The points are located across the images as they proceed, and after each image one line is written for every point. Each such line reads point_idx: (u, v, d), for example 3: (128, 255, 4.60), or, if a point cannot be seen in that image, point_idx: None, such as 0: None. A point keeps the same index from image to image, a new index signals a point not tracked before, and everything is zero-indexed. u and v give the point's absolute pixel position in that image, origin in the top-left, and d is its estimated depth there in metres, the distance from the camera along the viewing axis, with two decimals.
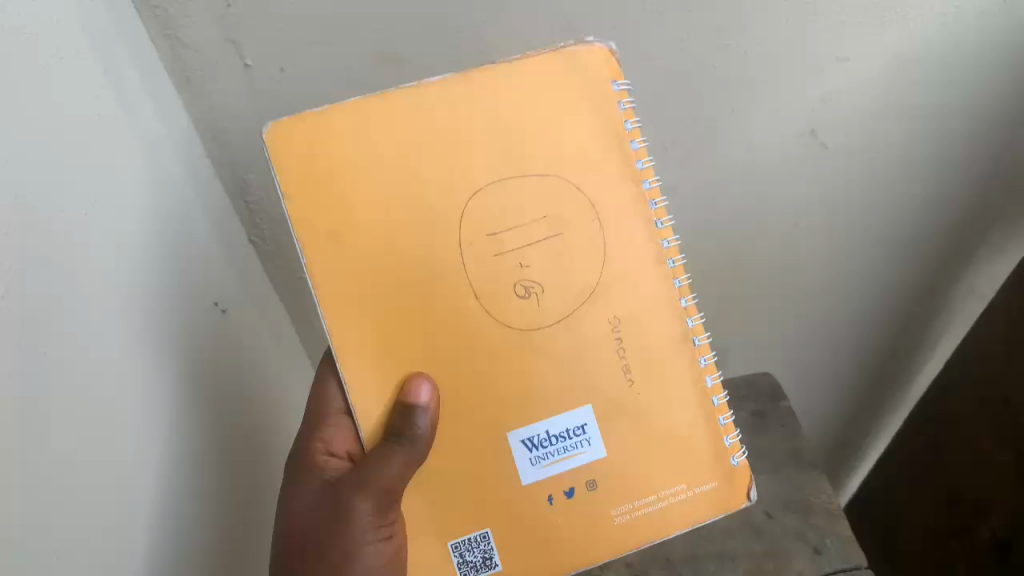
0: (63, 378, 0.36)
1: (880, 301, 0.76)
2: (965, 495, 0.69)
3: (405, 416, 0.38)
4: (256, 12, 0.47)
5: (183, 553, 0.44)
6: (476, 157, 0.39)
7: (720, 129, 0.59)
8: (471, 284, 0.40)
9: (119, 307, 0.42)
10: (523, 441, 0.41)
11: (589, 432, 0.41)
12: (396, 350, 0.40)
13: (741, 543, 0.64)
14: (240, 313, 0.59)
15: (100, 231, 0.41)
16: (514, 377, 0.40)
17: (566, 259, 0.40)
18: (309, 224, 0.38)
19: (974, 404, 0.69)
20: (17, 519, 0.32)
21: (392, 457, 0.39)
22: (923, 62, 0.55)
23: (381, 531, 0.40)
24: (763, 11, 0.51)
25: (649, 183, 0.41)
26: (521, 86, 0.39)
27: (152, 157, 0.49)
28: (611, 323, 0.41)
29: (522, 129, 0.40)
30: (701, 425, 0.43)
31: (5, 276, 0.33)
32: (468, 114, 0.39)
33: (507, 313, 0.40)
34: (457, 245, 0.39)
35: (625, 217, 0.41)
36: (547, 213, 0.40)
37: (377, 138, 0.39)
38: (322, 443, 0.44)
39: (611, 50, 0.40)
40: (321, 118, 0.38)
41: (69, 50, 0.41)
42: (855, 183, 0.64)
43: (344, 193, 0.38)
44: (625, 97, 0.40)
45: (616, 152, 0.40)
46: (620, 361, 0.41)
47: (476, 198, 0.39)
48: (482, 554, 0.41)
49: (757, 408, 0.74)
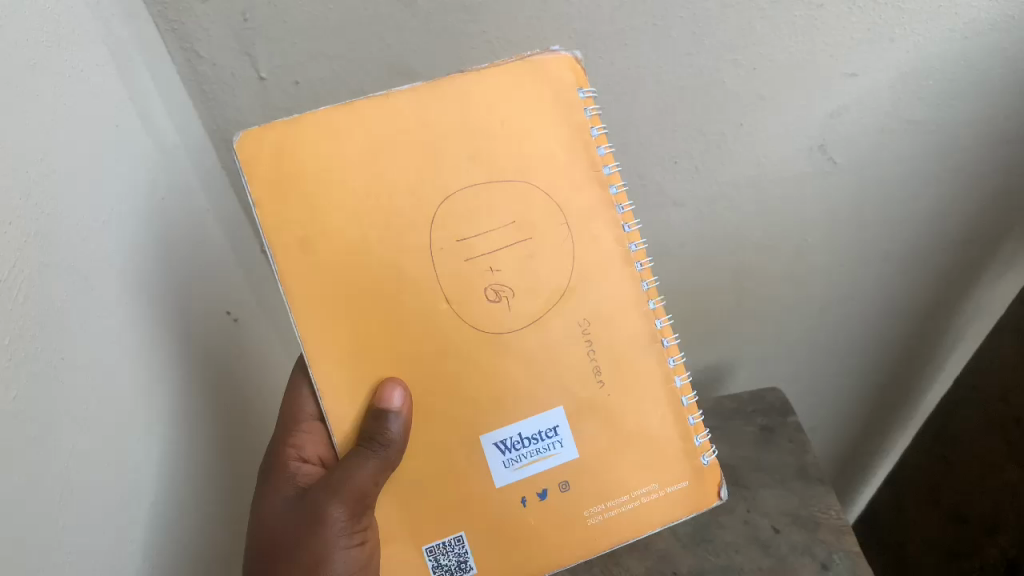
0: (78, 383, 0.37)
1: (890, 314, 0.76)
2: (974, 512, 0.69)
3: (378, 421, 0.38)
4: (271, 25, 0.47)
5: (184, 552, 0.45)
6: (447, 164, 0.40)
7: (730, 145, 0.59)
8: (443, 289, 0.40)
9: (132, 312, 0.43)
10: (496, 444, 0.41)
11: (561, 434, 0.42)
12: (369, 355, 0.40)
13: (748, 558, 0.64)
14: (249, 320, 0.60)
15: (116, 238, 0.42)
16: (491, 379, 0.41)
17: (536, 262, 0.41)
18: (280, 231, 0.39)
19: (986, 421, 0.68)
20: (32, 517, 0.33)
21: (365, 463, 0.39)
22: (934, 79, 0.55)
23: (354, 537, 0.41)
24: (773, 28, 0.51)
25: (616, 188, 0.42)
26: (490, 94, 0.40)
27: (166, 168, 0.50)
28: (580, 325, 0.42)
29: (491, 135, 0.40)
30: (670, 423, 0.43)
31: (25, 282, 0.34)
32: (438, 120, 0.40)
33: (477, 316, 0.41)
34: (429, 250, 0.40)
35: (593, 221, 0.42)
36: (517, 217, 0.41)
37: (347, 145, 0.39)
38: (293, 449, 0.45)
39: (575, 57, 0.41)
40: (292, 126, 0.39)
41: (89, 64, 0.43)
42: (863, 199, 0.64)
43: (316, 200, 0.39)
44: (591, 104, 0.41)
45: (583, 157, 0.41)
46: (591, 364, 0.42)
47: (446, 203, 0.40)
48: (457, 558, 0.42)
49: (765, 423, 0.74)
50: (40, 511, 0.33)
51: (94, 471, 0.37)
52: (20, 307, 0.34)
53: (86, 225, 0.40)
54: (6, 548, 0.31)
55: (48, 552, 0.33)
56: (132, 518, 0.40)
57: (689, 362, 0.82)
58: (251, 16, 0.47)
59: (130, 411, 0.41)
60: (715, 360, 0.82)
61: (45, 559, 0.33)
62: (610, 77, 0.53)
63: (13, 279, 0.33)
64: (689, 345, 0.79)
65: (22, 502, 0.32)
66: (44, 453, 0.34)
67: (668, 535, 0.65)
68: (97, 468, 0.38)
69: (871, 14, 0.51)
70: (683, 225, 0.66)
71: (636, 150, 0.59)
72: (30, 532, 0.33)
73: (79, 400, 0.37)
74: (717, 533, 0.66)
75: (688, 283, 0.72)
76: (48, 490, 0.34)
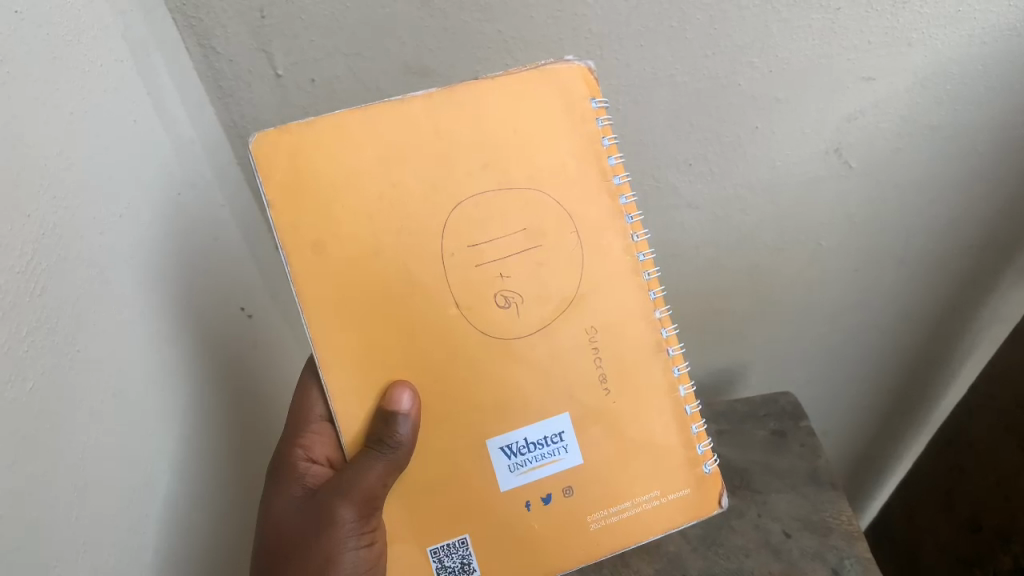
0: (94, 372, 0.38)
1: (905, 317, 0.75)
2: (988, 520, 0.68)
3: (387, 424, 0.39)
4: (287, 23, 0.48)
5: (196, 547, 0.45)
6: (459, 170, 0.40)
7: (746, 147, 0.59)
8: (453, 294, 0.41)
9: (148, 307, 0.43)
10: (501, 448, 0.42)
11: (566, 440, 0.42)
12: (378, 358, 0.40)
13: (758, 562, 0.64)
14: (264, 316, 0.61)
15: (132, 234, 0.43)
16: (498, 383, 0.41)
17: (545, 271, 0.41)
18: (294, 232, 0.39)
19: (1000, 429, 0.67)
20: (46, 513, 0.33)
21: (374, 465, 0.39)
22: (953, 82, 0.54)
23: (363, 537, 0.41)
24: (789, 31, 0.51)
25: (625, 199, 0.42)
26: (503, 104, 0.40)
27: (182, 163, 0.51)
28: (588, 333, 0.42)
29: (503, 143, 0.41)
30: (673, 431, 0.44)
31: (43, 276, 0.35)
32: (452, 127, 0.40)
33: (486, 322, 0.41)
34: (440, 256, 0.40)
35: (603, 230, 0.42)
36: (527, 225, 0.41)
37: (362, 149, 0.39)
38: (303, 449, 0.45)
39: (588, 68, 0.41)
40: (308, 130, 0.39)
41: (106, 58, 0.43)
42: (876, 203, 0.64)
43: (330, 202, 0.39)
44: (602, 115, 0.41)
45: (593, 166, 0.42)
46: (597, 371, 0.42)
47: (458, 210, 0.40)
48: (461, 560, 0.42)
49: (777, 427, 0.74)
50: (56, 502, 0.34)
51: (109, 462, 0.38)
52: (39, 300, 0.34)
53: (103, 221, 0.40)
54: (21, 541, 0.31)
55: (64, 540, 0.34)
56: (145, 512, 0.40)
57: (701, 365, 0.81)
58: (269, 13, 0.47)
59: (145, 405, 0.42)
60: (728, 362, 0.81)
61: (61, 551, 0.34)
62: (625, 78, 0.53)
63: (30, 272, 0.34)
64: (702, 348, 0.79)
65: (38, 492, 0.33)
66: (62, 444, 0.35)
67: (678, 539, 0.65)
68: (112, 461, 0.38)
69: (888, 17, 0.50)
70: (696, 227, 0.66)
71: (650, 152, 0.59)
72: (45, 522, 0.33)
73: (95, 391, 0.37)
74: (728, 536, 0.65)
75: (700, 284, 0.71)
76: (65, 482, 0.35)
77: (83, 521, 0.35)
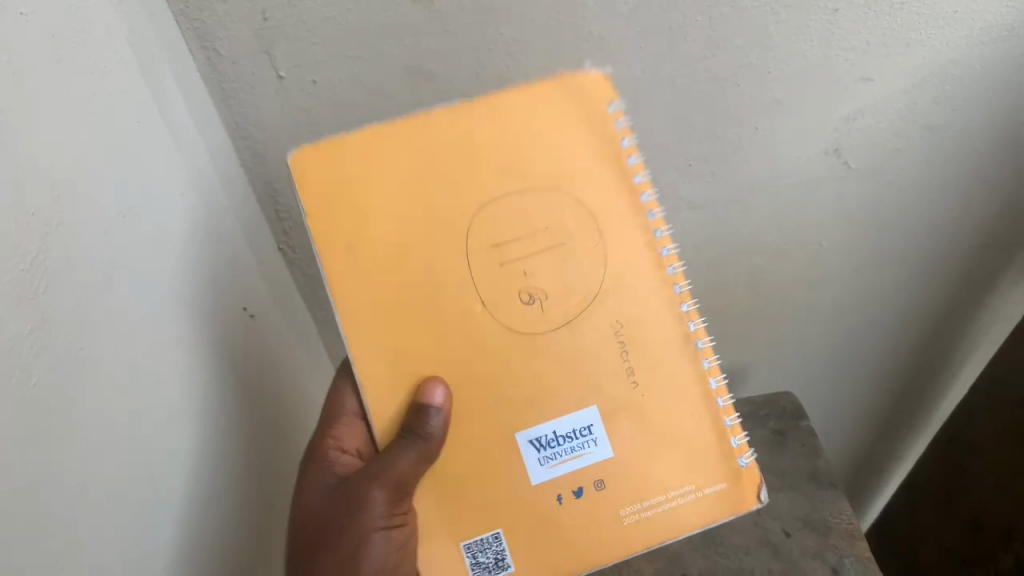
0: (98, 376, 0.37)
1: (904, 318, 0.76)
2: (988, 522, 0.69)
3: (418, 415, 0.39)
4: (290, 25, 0.48)
5: (205, 550, 0.45)
6: (482, 172, 0.41)
7: (745, 148, 0.59)
8: (478, 293, 0.41)
9: (154, 307, 0.43)
10: (531, 441, 0.42)
11: (595, 433, 0.42)
12: (408, 359, 0.41)
13: (758, 560, 0.64)
14: (269, 320, 0.60)
15: (136, 232, 0.42)
16: (516, 382, 0.41)
17: (570, 269, 0.42)
18: (325, 237, 0.40)
19: (999, 430, 0.68)
20: (55, 525, 0.33)
21: (405, 453, 0.40)
22: (951, 83, 0.55)
23: (392, 521, 0.42)
24: (788, 33, 0.51)
25: (645, 196, 0.42)
26: (523, 106, 0.41)
27: (187, 164, 0.50)
28: (613, 327, 0.42)
29: (524, 144, 0.41)
30: (705, 425, 0.43)
31: (44, 275, 0.34)
32: (474, 129, 0.41)
33: (512, 320, 0.41)
34: (464, 256, 0.41)
35: (624, 227, 0.42)
36: (550, 224, 0.41)
37: (389, 152, 0.40)
38: (334, 441, 0.47)
39: (605, 74, 0.42)
40: (336, 139, 0.40)
41: (110, 57, 0.42)
42: (877, 203, 0.64)
43: (358, 205, 0.40)
44: (620, 116, 0.42)
45: (613, 164, 0.42)
46: (624, 363, 0.42)
47: (482, 210, 0.41)
48: (494, 556, 0.42)
49: (777, 427, 0.74)
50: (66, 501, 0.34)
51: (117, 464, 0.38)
52: (41, 300, 0.34)
53: (108, 220, 0.40)
54: (30, 553, 0.31)
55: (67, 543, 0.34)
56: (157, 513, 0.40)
57: None
58: (271, 14, 0.47)
59: (155, 407, 0.41)
60: (728, 364, 0.82)
61: (66, 560, 0.33)
62: (624, 79, 0.53)
63: (35, 269, 0.34)
64: None
65: (45, 498, 0.33)
66: (70, 446, 0.34)
67: (679, 539, 0.66)
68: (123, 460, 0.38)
69: (887, 18, 0.51)
70: (697, 229, 0.66)
71: (653, 153, 0.59)
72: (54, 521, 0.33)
73: (100, 395, 0.37)
74: (728, 536, 0.66)
75: (701, 285, 0.72)
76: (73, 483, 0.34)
77: (87, 523, 0.35)
